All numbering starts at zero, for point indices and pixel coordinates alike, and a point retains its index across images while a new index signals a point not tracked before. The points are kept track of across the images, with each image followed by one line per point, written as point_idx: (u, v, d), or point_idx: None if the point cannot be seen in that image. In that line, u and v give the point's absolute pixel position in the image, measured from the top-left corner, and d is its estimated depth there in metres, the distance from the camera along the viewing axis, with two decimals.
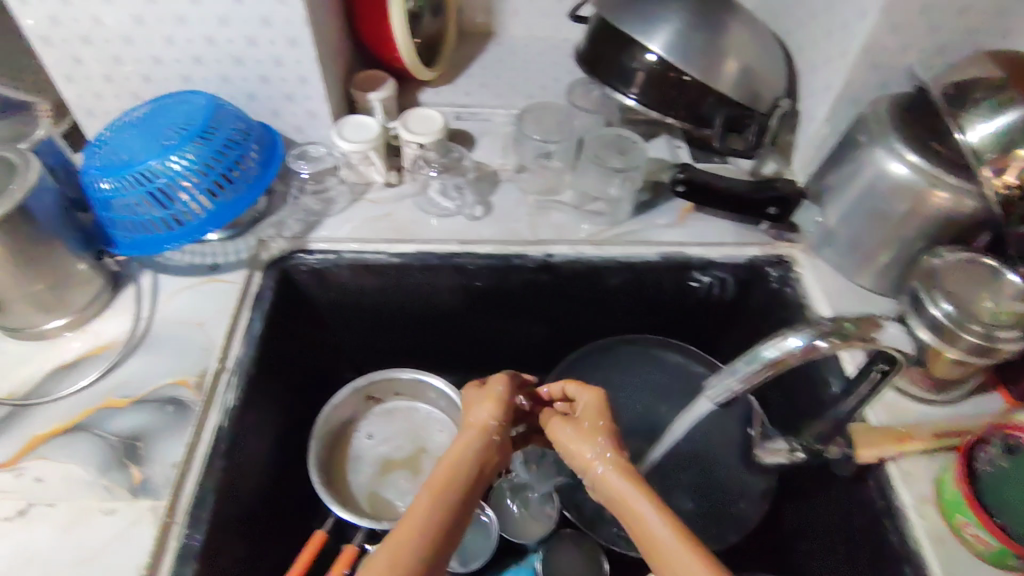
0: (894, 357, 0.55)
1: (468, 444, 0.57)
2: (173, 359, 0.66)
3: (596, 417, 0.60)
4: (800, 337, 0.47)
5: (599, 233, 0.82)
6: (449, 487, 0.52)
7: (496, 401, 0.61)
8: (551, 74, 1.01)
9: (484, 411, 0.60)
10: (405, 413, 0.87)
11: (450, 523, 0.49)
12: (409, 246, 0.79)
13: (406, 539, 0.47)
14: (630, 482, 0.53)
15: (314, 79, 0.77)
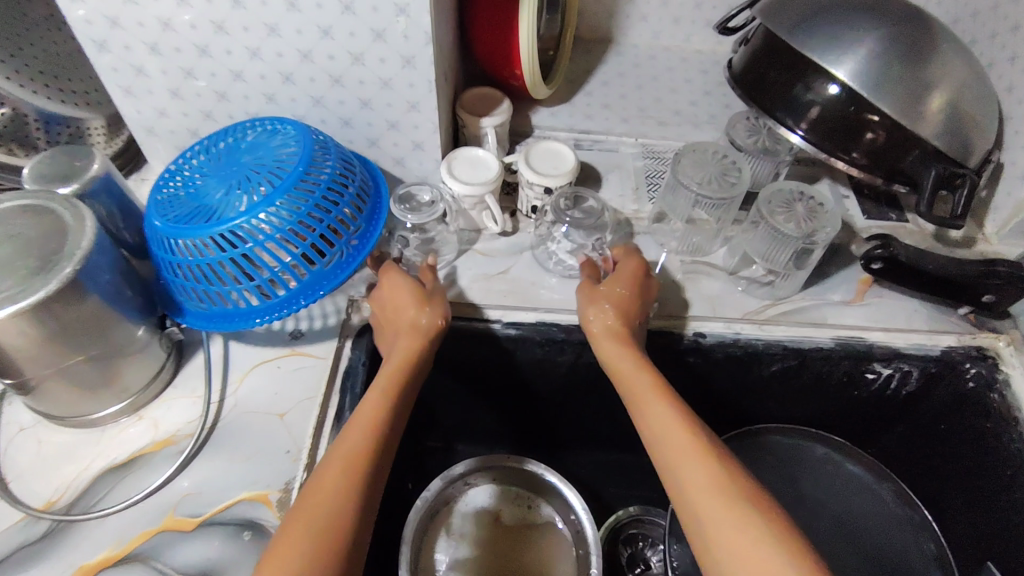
0: None
1: (404, 349, 0.54)
2: (250, 463, 0.53)
3: (608, 292, 0.59)
4: None
5: (762, 308, 0.67)
6: (394, 381, 0.51)
7: (413, 295, 0.56)
8: (686, 95, 0.84)
9: (411, 313, 0.56)
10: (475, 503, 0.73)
11: (395, 411, 0.50)
12: (529, 314, 0.64)
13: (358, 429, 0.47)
14: (631, 357, 0.55)
15: (427, 105, 0.62)
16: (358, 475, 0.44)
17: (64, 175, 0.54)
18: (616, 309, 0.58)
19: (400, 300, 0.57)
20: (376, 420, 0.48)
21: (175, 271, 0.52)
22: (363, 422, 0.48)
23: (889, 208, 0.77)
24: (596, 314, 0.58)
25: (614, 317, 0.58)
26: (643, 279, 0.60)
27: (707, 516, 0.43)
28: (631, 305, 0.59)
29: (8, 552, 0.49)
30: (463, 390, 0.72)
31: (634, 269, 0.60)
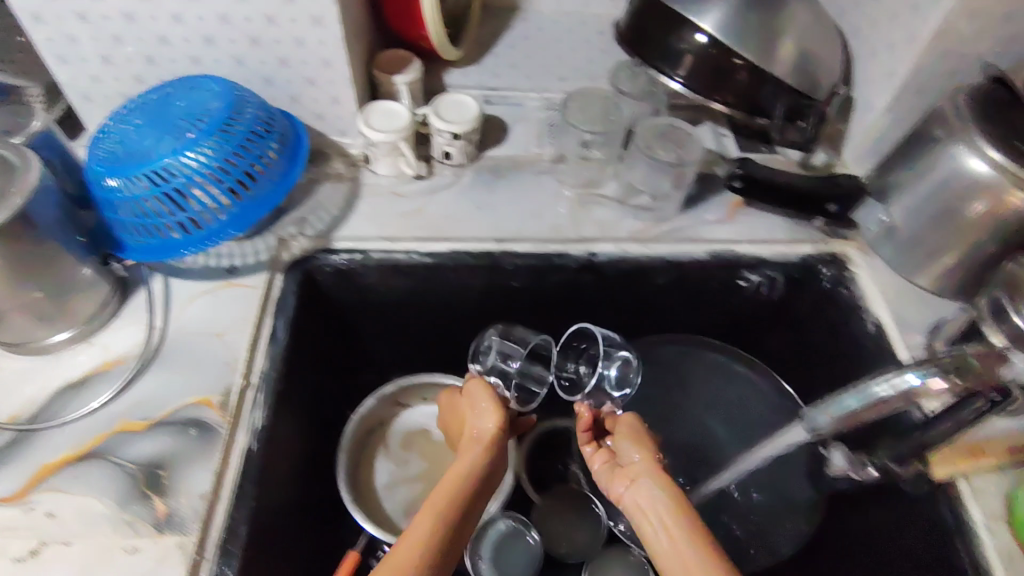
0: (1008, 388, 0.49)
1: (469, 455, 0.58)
2: (193, 374, 0.61)
3: (631, 434, 0.61)
4: (918, 374, 0.41)
5: (647, 229, 0.76)
6: (447, 502, 0.53)
7: (489, 403, 0.62)
8: (585, 54, 0.92)
9: (488, 420, 0.61)
10: (424, 419, 0.82)
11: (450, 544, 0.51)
12: (442, 244, 0.73)
13: (409, 549, 0.48)
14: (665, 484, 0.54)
15: (339, 61, 0.70)
16: None
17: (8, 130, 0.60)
18: (639, 448, 0.59)
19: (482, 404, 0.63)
20: (426, 540, 0.49)
21: (116, 210, 0.60)
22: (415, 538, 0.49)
23: (761, 142, 0.87)
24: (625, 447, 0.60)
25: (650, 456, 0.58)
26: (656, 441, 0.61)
27: None
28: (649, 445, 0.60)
29: None
30: (390, 325, 0.79)
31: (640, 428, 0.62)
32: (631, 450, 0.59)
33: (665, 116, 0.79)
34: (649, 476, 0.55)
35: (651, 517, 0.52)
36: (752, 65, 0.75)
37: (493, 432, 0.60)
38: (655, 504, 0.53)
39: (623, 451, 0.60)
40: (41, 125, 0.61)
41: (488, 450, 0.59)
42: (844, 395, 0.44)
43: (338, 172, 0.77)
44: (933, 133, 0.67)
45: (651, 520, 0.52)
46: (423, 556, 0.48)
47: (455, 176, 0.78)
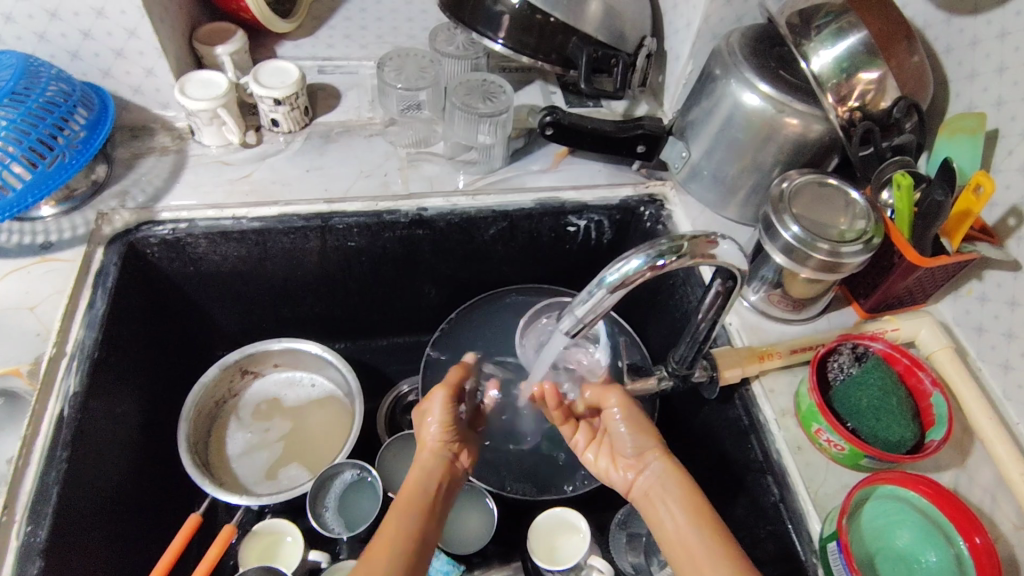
0: (733, 272, 0.55)
1: (421, 460, 0.60)
2: (3, 348, 0.61)
3: (624, 408, 0.59)
4: (641, 257, 0.47)
5: (474, 182, 0.80)
6: (410, 499, 0.55)
7: (436, 419, 0.61)
8: (419, 24, 0.93)
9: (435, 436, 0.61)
10: (282, 385, 0.83)
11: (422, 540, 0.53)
12: (271, 208, 0.74)
13: (384, 545, 0.50)
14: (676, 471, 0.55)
15: (144, 31, 0.70)
16: None
17: None
18: (631, 417, 0.59)
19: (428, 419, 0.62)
20: (401, 534, 0.51)
21: None
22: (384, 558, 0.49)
23: (589, 97, 0.91)
24: (614, 415, 0.59)
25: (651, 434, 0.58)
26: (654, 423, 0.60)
27: None
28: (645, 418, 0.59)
29: None
30: (231, 295, 0.80)
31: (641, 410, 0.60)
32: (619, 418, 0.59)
33: (485, 75, 0.82)
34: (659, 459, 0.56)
35: (663, 502, 0.53)
36: (562, 22, 0.77)
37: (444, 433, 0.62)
38: (660, 486, 0.54)
39: (619, 432, 0.59)
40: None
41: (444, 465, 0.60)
42: (586, 290, 0.49)
43: (164, 145, 0.77)
44: (711, 71, 0.73)
45: (664, 504, 0.53)
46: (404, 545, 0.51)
47: (285, 143, 0.80)
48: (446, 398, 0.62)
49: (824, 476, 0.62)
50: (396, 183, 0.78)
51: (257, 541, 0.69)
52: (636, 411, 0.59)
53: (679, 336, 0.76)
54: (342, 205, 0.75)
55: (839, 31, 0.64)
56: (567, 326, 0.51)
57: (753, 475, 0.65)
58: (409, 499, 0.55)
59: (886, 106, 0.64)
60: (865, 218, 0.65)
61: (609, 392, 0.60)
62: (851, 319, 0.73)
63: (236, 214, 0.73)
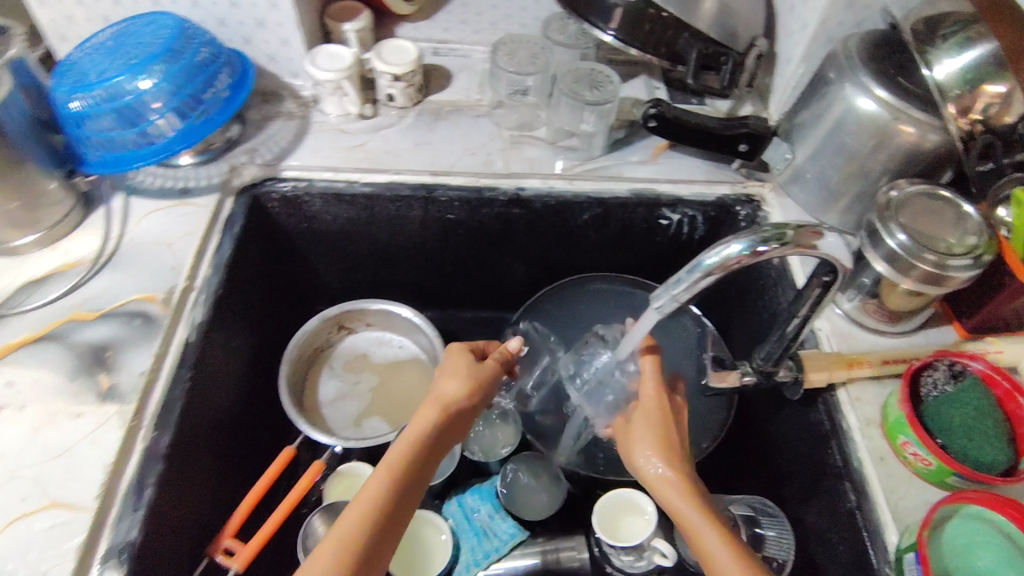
0: (834, 267, 0.54)
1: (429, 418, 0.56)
2: (142, 275, 0.68)
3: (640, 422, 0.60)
4: (742, 243, 0.48)
5: (572, 168, 0.82)
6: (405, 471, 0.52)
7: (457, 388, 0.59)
8: (530, 13, 0.96)
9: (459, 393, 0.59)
10: (372, 342, 0.89)
11: (395, 517, 0.51)
12: (382, 175, 0.79)
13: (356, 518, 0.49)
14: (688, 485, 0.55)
15: (284, 3, 0.76)
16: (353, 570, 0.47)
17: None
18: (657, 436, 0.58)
19: (450, 371, 0.60)
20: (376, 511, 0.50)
21: (79, 125, 0.69)
22: (357, 511, 0.50)
23: (693, 94, 0.91)
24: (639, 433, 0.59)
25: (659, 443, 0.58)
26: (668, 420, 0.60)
27: None
28: (674, 446, 0.58)
29: None
30: (337, 254, 0.86)
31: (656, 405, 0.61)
32: (643, 440, 0.58)
33: (593, 64, 0.84)
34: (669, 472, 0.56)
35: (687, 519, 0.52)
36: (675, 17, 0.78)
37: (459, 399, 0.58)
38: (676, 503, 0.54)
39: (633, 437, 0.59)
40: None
41: (457, 418, 0.57)
42: (681, 271, 0.50)
43: (290, 111, 0.84)
44: (826, 73, 0.72)
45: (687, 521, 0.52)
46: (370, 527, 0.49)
47: (398, 117, 0.85)
48: (484, 368, 0.62)
49: (906, 490, 0.61)
50: (498, 162, 0.82)
51: (340, 482, 0.74)
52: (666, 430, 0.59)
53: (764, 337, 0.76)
54: (446, 179, 0.79)
55: (968, 40, 0.62)
56: (659, 304, 0.53)
57: (831, 482, 0.65)
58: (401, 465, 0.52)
59: (1010, 121, 0.60)
60: (981, 233, 0.63)
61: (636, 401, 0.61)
62: (950, 337, 0.71)
63: (349, 179, 0.78)
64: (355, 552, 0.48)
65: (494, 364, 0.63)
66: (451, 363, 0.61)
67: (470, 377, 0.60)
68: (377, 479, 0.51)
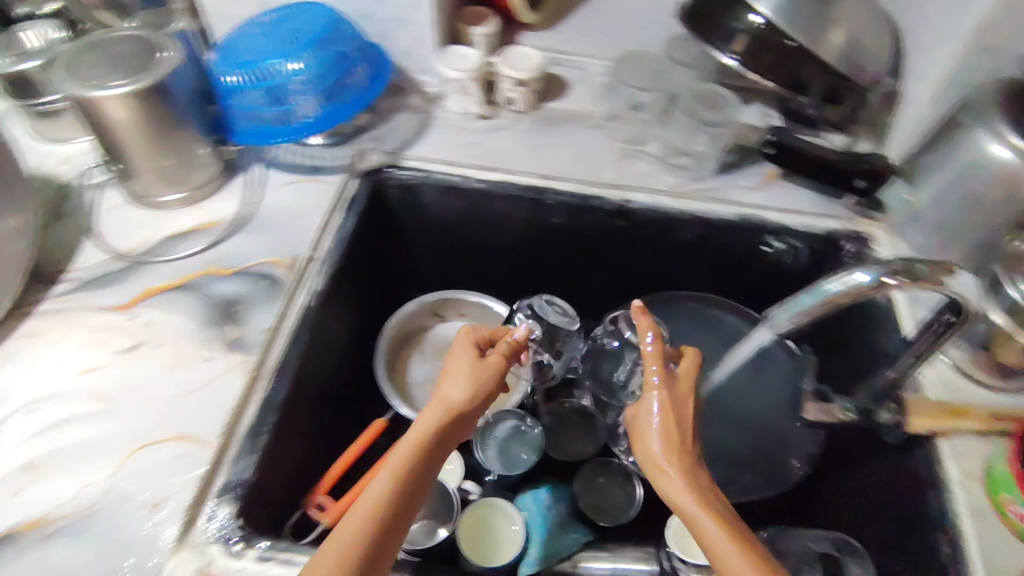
0: (962, 307, 0.56)
1: (430, 417, 0.55)
2: (272, 241, 0.73)
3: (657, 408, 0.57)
4: (868, 274, 0.49)
5: (681, 185, 0.83)
6: (410, 470, 0.51)
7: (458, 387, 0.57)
8: (650, 32, 0.98)
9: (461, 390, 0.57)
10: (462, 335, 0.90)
11: (401, 516, 0.49)
12: (496, 173, 0.82)
13: (359, 520, 0.47)
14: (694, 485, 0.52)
15: (426, 4, 0.81)
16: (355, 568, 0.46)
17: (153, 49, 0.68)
18: (667, 417, 0.56)
19: (453, 375, 0.59)
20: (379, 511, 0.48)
21: (231, 96, 0.75)
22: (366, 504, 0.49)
23: (808, 126, 0.91)
24: (650, 414, 0.57)
25: (671, 434, 0.55)
26: (683, 413, 0.57)
27: None
28: (683, 435, 0.56)
29: (100, 275, 0.69)
30: (441, 245, 0.90)
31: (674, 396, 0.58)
32: (656, 426, 0.56)
33: (712, 87, 0.85)
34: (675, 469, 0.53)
35: (696, 517, 0.50)
36: (803, 47, 0.77)
37: (461, 398, 0.57)
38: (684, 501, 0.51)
39: (642, 422, 0.57)
40: (135, 21, 0.84)
41: (460, 418, 0.56)
42: (801, 294, 0.52)
43: (414, 105, 0.89)
44: (960, 118, 0.71)
45: (694, 516, 0.50)
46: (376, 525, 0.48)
47: (515, 120, 0.88)
48: (490, 362, 0.60)
49: (1006, 550, 0.58)
50: (608, 172, 0.84)
51: None
52: (677, 418, 0.57)
53: (860, 377, 0.75)
54: (556, 183, 0.82)
55: None
56: (774, 324, 0.54)
57: (921, 532, 0.62)
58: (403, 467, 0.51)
59: None
60: None
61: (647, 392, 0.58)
62: None
63: (464, 175, 0.82)
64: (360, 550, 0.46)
65: (497, 360, 0.61)
66: (451, 367, 0.60)
67: (473, 374, 0.59)
68: (379, 478, 0.49)
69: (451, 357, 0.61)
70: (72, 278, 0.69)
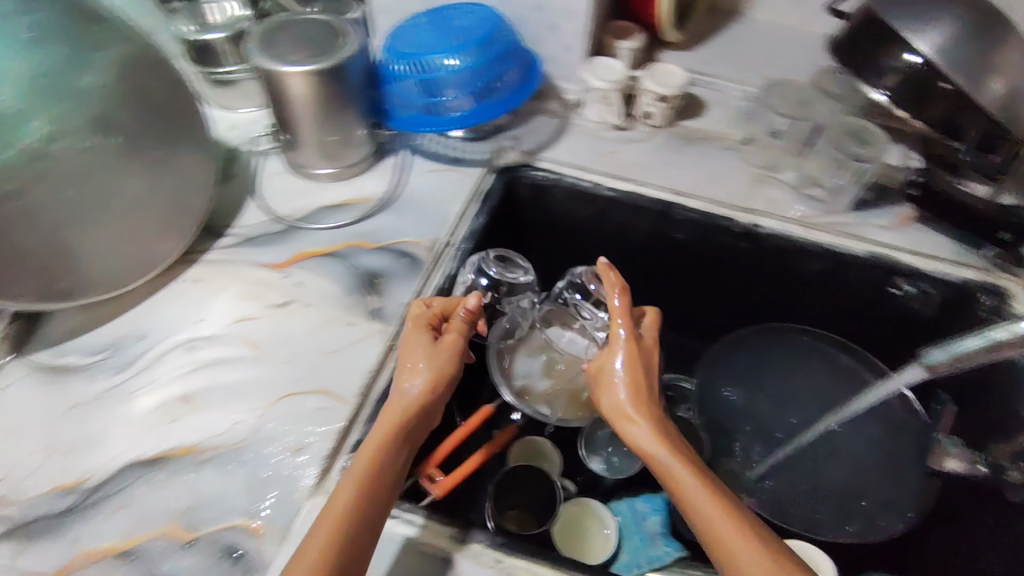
0: None
1: (393, 411, 0.56)
2: (415, 223, 0.78)
3: (625, 360, 0.61)
4: None
5: (811, 217, 0.83)
6: (376, 462, 0.52)
7: (420, 376, 0.58)
8: (791, 62, 0.99)
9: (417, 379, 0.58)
10: None
11: (375, 503, 0.51)
12: (628, 183, 0.84)
13: (337, 509, 0.49)
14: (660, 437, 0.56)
15: (582, 15, 0.84)
16: (341, 552, 0.47)
17: (331, 34, 0.73)
18: (633, 367, 0.60)
19: (415, 358, 0.60)
20: (354, 502, 0.49)
21: (392, 83, 0.80)
22: (350, 484, 0.51)
23: None
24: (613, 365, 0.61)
25: (634, 390, 0.59)
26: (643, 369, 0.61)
27: None
28: (649, 391, 0.60)
29: (260, 234, 0.76)
30: (562, 247, 0.93)
31: (635, 351, 0.62)
32: (623, 379, 0.60)
33: (856, 122, 0.84)
34: (642, 423, 0.57)
35: (669, 468, 0.53)
36: (959, 92, 0.70)
37: (419, 390, 0.58)
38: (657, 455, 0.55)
39: (608, 375, 0.61)
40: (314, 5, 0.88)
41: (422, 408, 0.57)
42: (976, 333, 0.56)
43: (553, 110, 0.92)
44: None
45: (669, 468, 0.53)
46: (356, 510, 0.49)
47: (649, 134, 0.90)
48: (450, 346, 0.61)
49: None
50: (739, 194, 0.84)
51: (521, 448, 0.80)
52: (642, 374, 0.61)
53: (991, 432, 0.74)
54: (686, 199, 0.83)
55: None
56: None
57: None
58: (370, 460, 0.52)
59: None
60: None
61: (613, 349, 0.62)
62: None
63: (595, 182, 0.84)
64: (340, 542, 0.47)
65: (453, 338, 0.61)
66: (410, 348, 0.60)
67: (432, 360, 0.59)
68: (353, 473, 0.51)
69: (405, 343, 0.62)
70: (236, 233, 0.76)
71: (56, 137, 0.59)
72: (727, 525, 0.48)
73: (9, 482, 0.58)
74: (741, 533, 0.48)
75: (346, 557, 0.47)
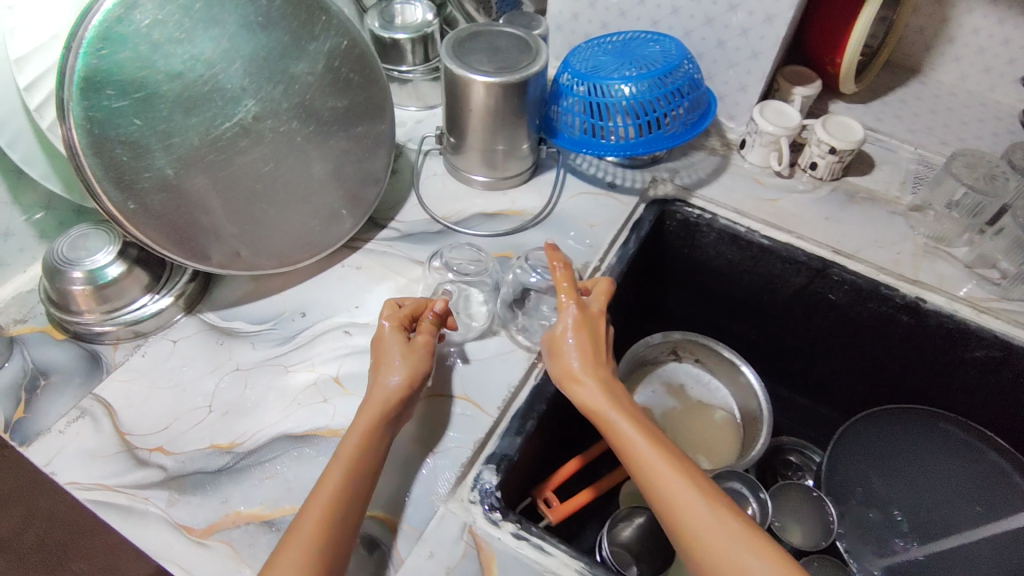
0: None
1: (371, 404, 0.57)
2: (565, 243, 0.78)
3: (573, 328, 0.62)
4: None
5: (985, 299, 0.76)
6: (359, 454, 0.53)
7: (398, 370, 0.59)
8: (975, 130, 0.93)
9: (395, 374, 0.59)
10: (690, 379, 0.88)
11: (361, 490, 0.52)
12: (785, 234, 0.81)
13: (320, 500, 0.50)
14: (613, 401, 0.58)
15: (766, 56, 0.82)
16: (330, 538, 0.48)
17: (520, 49, 0.74)
18: (581, 337, 0.62)
19: (391, 357, 0.60)
20: (339, 492, 0.50)
21: (564, 102, 0.80)
22: (339, 465, 0.52)
23: None
24: (566, 334, 0.63)
25: (586, 356, 0.61)
26: (592, 333, 0.63)
27: (697, 538, 0.49)
28: (598, 352, 0.62)
29: (416, 233, 0.79)
30: (700, 286, 0.91)
31: (579, 318, 0.63)
32: (573, 344, 0.62)
33: None
34: (593, 385, 0.59)
35: (618, 428, 0.57)
36: None
37: (396, 389, 0.58)
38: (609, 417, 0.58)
39: (558, 340, 0.63)
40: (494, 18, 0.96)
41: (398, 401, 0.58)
42: None
43: (713, 147, 0.90)
44: None
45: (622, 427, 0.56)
46: (342, 498, 0.50)
47: (813, 186, 0.87)
48: (425, 345, 0.62)
49: None
50: (905, 263, 0.79)
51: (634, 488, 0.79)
52: (591, 336, 0.63)
53: None
54: (844, 261, 0.79)
55: None
56: None
57: None
58: (352, 451, 0.53)
59: None
60: None
61: (563, 311, 0.63)
62: None
63: (752, 227, 0.82)
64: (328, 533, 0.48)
65: (427, 339, 0.62)
66: (385, 349, 0.61)
67: (409, 358, 0.60)
68: (335, 462, 0.52)
69: (381, 332, 0.63)
70: (397, 227, 0.79)
71: (266, 116, 0.62)
72: (676, 475, 0.52)
73: (170, 432, 0.61)
74: (691, 485, 0.52)
75: (340, 530, 0.49)
